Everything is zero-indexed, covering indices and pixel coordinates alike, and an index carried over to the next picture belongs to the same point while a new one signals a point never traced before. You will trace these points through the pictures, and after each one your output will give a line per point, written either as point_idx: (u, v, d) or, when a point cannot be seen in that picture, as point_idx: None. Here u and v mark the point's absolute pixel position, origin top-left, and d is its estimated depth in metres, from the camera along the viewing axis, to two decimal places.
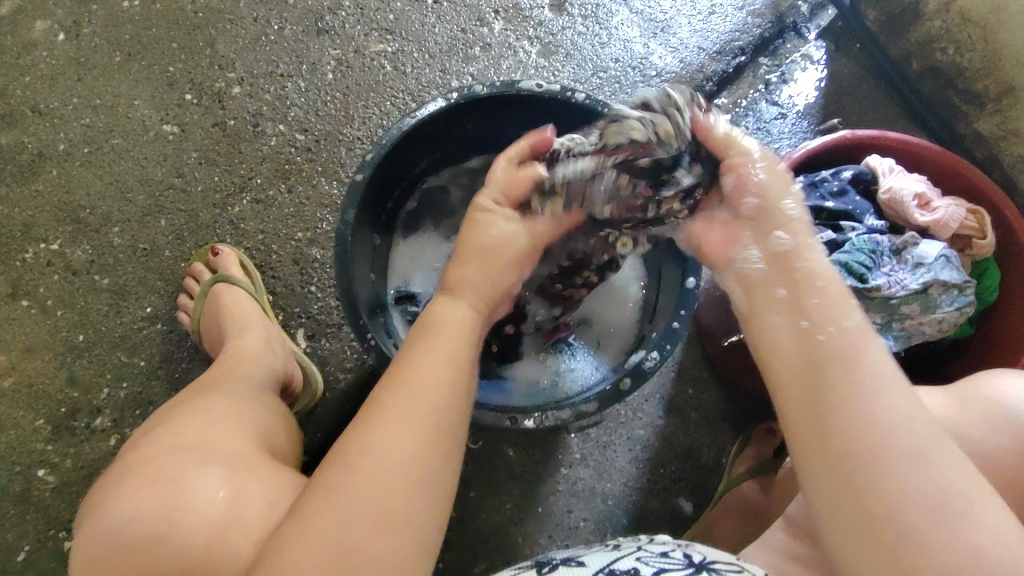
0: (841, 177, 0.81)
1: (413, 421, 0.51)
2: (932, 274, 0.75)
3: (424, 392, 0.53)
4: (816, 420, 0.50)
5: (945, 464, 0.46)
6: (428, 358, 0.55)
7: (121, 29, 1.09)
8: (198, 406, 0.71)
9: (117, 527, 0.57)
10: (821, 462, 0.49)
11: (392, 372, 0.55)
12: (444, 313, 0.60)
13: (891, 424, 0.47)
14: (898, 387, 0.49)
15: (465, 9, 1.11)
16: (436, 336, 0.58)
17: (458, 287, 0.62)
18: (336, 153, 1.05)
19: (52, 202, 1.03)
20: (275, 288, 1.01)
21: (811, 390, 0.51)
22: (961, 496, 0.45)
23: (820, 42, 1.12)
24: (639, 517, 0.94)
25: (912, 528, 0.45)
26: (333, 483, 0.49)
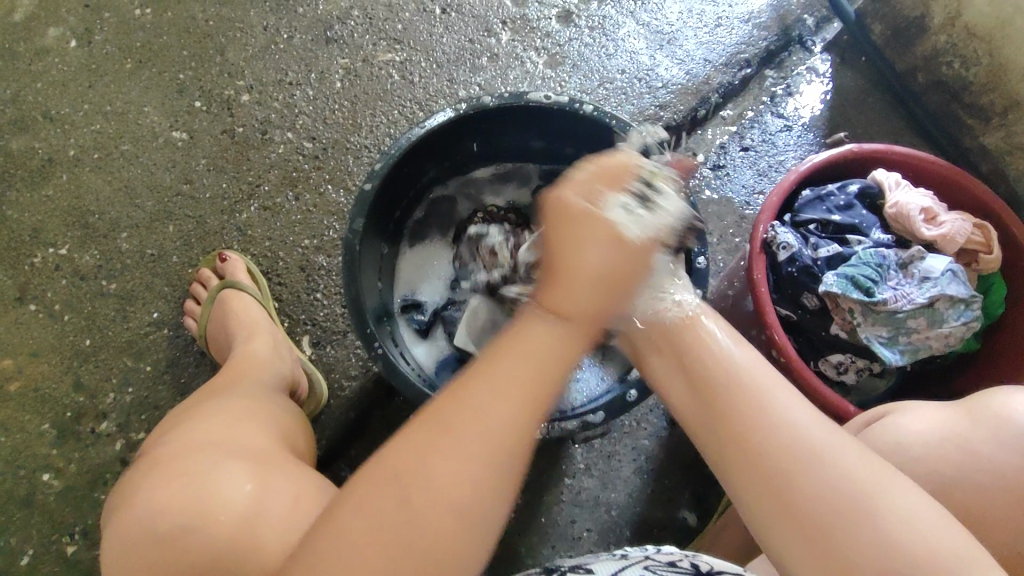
0: (848, 191, 0.82)
1: (495, 414, 0.47)
2: (938, 288, 0.75)
3: (514, 375, 0.49)
4: (738, 456, 0.49)
5: (837, 452, 0.46)
6: (501, 362, 0.50)
7: (132, 37, 1.10)
8: (220, 405, 0.71)
9: (142, 519, 0.57)
10: (759, 502, 0.47)
11: (479, 364, 0.51)
12: (535, 333, 0.52)
13: (790, 432, 0.47)
14: (792, 401, 0.50)
15: (472, 19, 1.11)
16: (511, 350, 0.51)
17: (559, 304, 0.53)
18: (343, 161, 1.06)
19: (61, 206, 1.04)
20: (281, 295, 1.01)
21: (738, 446, 0.49)
22: (881, 490, 0.44)
23: (826, 55, 1.12)
24: (643, 528, 0.94)
25: (850, 526, 0.43)
26: (401, 489, 0.45)
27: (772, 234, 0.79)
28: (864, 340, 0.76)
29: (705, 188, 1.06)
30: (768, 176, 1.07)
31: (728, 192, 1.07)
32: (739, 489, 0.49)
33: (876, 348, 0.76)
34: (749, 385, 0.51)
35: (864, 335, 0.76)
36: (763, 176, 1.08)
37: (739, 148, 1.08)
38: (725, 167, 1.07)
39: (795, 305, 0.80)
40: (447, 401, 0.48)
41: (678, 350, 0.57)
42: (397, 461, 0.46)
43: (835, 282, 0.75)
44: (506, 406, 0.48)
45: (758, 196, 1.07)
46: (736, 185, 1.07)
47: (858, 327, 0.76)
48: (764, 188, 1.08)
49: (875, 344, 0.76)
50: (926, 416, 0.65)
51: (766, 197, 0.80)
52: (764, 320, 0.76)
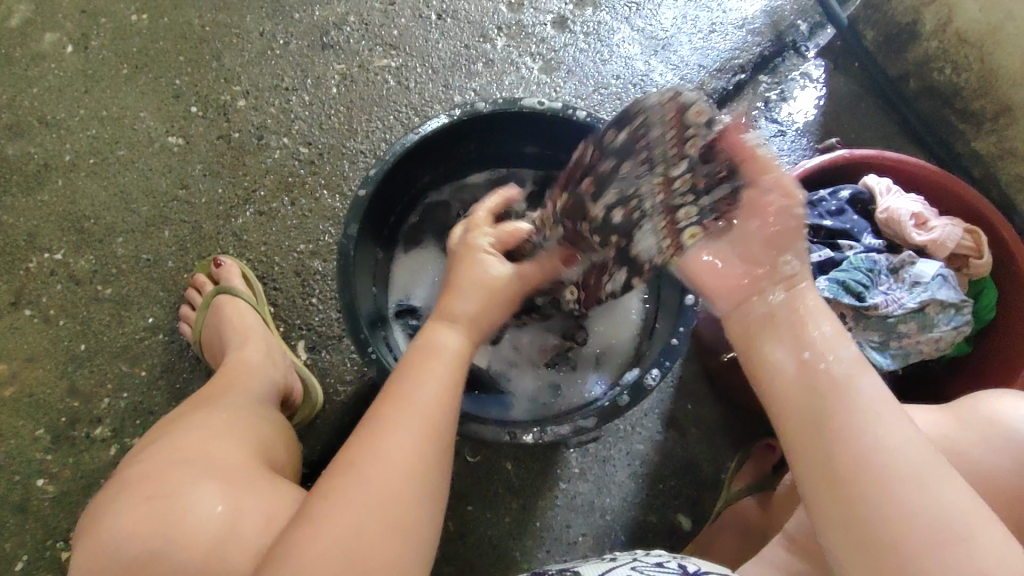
0: (839, 197, 0.82)
1: (417, 408, 0.55)
2: (929, 293, 0.75)
3: (436, 375, 0.58)
4: (808, 446, 0.52)
5: (926, 471, 0.48)
6: (415, 379, 0.57)
7: (128, 42, 1.11)
8: (198, 420, 0.71)
9: (119, 542, 0.57)
10: (824, 499, 0.50)
11: (398, 375, 0.59)
12: (438, 337, 0.63)
13: (880, 443, 0.49)
14: (886, 408, 0.51)
15: (468, 25, 1.12)
16: (421, 355, 0.60)
17: (455, 310, 0.64)
18: (339, 166, 1.06)
19: (57, 211, 1.04)
20: (277, 300, 1.01)
21: (806, 433, 0.52)
22: (964, 514, 0.46)
23: (820, 61, 1.13)
24: (637, 532, 0.94)
25: (875, 500, 0.47)
26: (340, 485, 0.51)
27: None
28: (856, 345, 0.76)
29: None
30: None
31: None
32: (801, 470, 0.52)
33: (867, 353, 0.76)
34: (846, 390, 0.52)
35: (855, 340, 0.76)
36: None
37: None
38: None
39: None
40: (378, 406, 0.56)
41: (795, 336, 0.56)
42: (345, 467, 0.52)
43: (827, 288, 0.75)
44: (413, 424, 0.54)
45: None
46: None
47: (850, 331, 0.76)
48: None
49: (867, 348, 0.76)
50: (913, 418, 0.66)
51: None
52: None
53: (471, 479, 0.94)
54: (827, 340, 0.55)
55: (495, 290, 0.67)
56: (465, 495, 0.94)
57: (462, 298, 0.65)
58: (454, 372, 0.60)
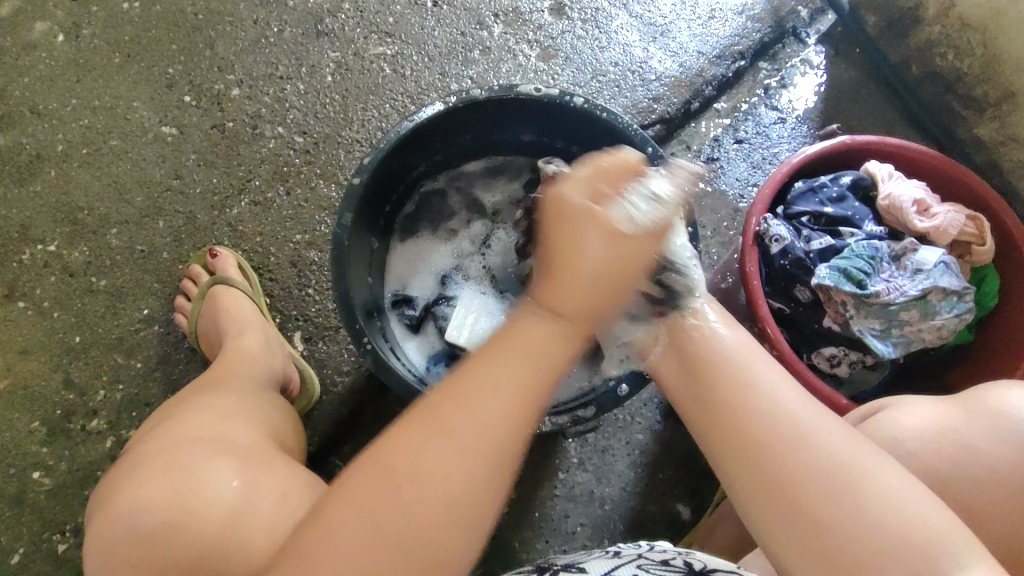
0: (840, 182, 0.81)
1: (485, 401, 0.49)
2: (931, 281, 0.74)
3: (507, 370, 0.50)
4: (729, 458, 0.52)
5: (838, 446, 0.48)
6: (505, 371, 0.50)
7: (119, 31, 1.09)
8: (210, 398, 0.71)
9: (127, 518, 0.56)
10: (760, 502, 0.49)
11: (465, 369, 0.51)
12: (525, 333, 0.51)
13: (792, 416, 0.50)
14: (801, 407, 0.51)
15: (464, 12, 1.10)
16: (498, 349, 0.51)
17: (562, 303, 0.52)
18: (335, 155, 1.05)
19: (49, 202, 1.03)
20: (273, 291, 1.00)
21: (736, 446, 0.51)
22: (856, 473, 0.46)
23: (820, 47, 1.12)
24: (637, 522, 0.94)
25: (825, 500, 0.46)
26: (431, 435, 0.48)
27: (763, 227, 0.78)
28: (857, 333, 0.75)
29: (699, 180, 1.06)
30: (762, 169, 1.06)
31: (723, 185, 1.06)
32: (736, 483, 0.51)
33: (868, 341, 0.75)
34: (753, 385, 0.53)
35: (856, 328, 0.75)
36: (757, 169, 1.07)
37: (733, 140, 1.07)
38: (719, 160, 1.07)
39: (787, 298, 0.80)
40: (440, 402, 0.49)
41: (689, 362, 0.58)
42: (390, 458, 0.48)
43: (827, 275, 0.75)
44: (496, 408, 0.49)
45: (752, 188, 1.06)
46: (730, 178, 1.06)
47: (851, 319, 0.75)
48: (758, 181, 1.07)
49: (868, 336, 0.75)
50: (917, 413, 0.65)
51: (757, 190, 0.80)
52: (756, 313, 0.76)
53: None
54: (726, 337, 0.58)
55: (605, 275, 0.52)
56: None
57: (575, 287, 0.52)
58: (532, 378, 0.50)
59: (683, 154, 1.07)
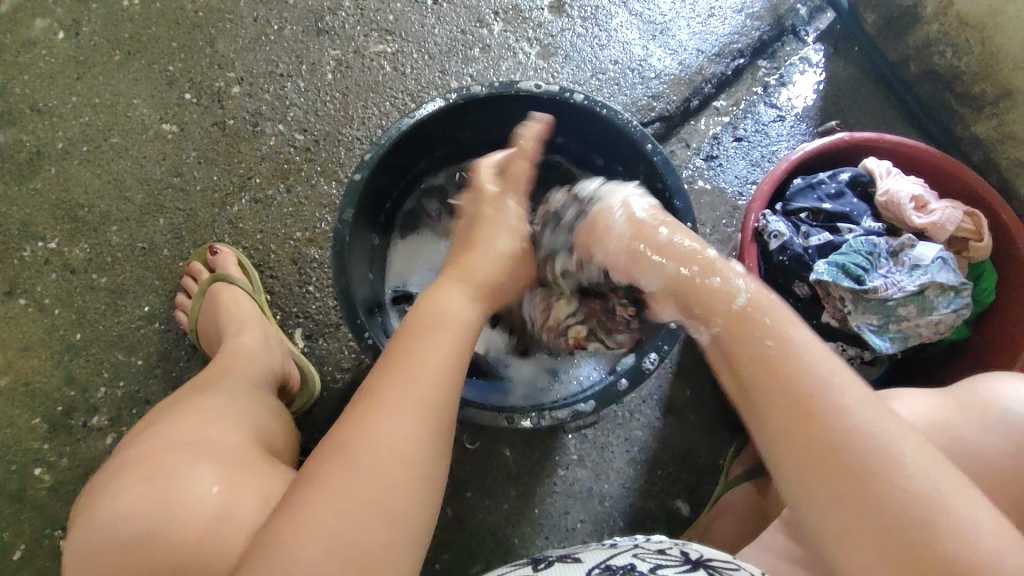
0: (838, 179, 0.82)
1: (429, 376, 0.54)
2: (928, 276, 0.75)
3: (433, 346, 0.56)
4: (795, 452, 0.48)
5: (931, 475, 0.45)
6: (423, 347, 0.56)
7: (120, 28, 1.09)
8: (196, 403, 0.71)
9: (109, 524, 0.57)
10: (824, 500, 0.46)
11: (394, 346, 0.57)
12: (444, 303, 0.60)
13: (873, 429, 0.46)
14: (876, 411, 0.47)
15: (465, 10, 1.11)
16: (425, 320, 0.59)
17: (465, 279, 0.63)
18: (335, 153, 1.05)
19: (50, 199, 1.03)
20: (274, 288, 1.01)
21: (801, 435, 0.47)
22: (948, 497, 0.44)
23: (819, 45, 1.12)
24: (636, 518, 0.94)
25: (914, 521, 0.44)
26: (358, 420, 0.51)
27: (762, 224, 0.79)
28: (855, 328, 0.76)
29: (698, 178, 1.06)
30: (761, 167, 1.07)
31: (722, 183, 1.06)
32: (799, 474, 0.48)
33: (866, 336, 0.76)
34: (825, 385, 0.48)
35: (855, 324, 0.76)
36: (756, 167, 1.07)
37: (732, 138, 1.08)
38: (718, 158, 1.07)
39: (786, 294, 0.80)
40: (381, 380, 0.54)
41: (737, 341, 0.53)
42: (340, 445, 0.50)
43: (825, 271, 0.75)
44: (420, 385, 0.53)
45: (751, 186, 1.07)
46: (729, 176, 1.07)
47: (849, 315, 0.76)
48: (757, 178, 1.07)
49: (866, 332, 0.76)
50: (913, 404, 0.66)
51: (756, 186, 0.80)
52: None
53: (469, 466, 0.94)
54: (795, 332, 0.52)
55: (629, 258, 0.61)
56: (464, 482, 0.94)
57: (481, 265, 0.65)
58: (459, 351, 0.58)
59: (682, 151, 1.07)
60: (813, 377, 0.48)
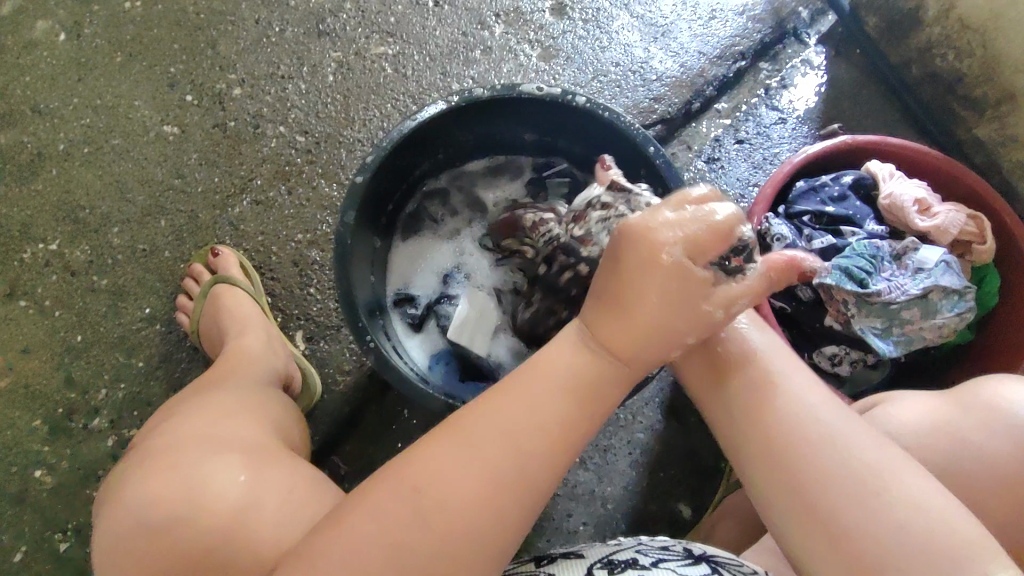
0: (842, 182, 0.81)
1: (502, 423, 0.50)
2: (932, 279, 0.74)
3: (530, 403, 0.51)
4: (750, 448, 0.54)
5: (873, 459, 0.50)
6: (519, 401, 0.51)
7: (121, 30, 1.09)
8: (217, 396, 0.72)
9: (136, 511, 0.57)
10: (778, 500, 0.52)
11: (490, 391, 0.53)
12: (572, 355, 0.52)
13: (811, 422, 0.53)
14: (818, 399, 0.54)
15: (466, 12, 1.11)
16: (531, 371, 0.52)
17: (613, 340, 0.52)
18: (337, 155, 1.05)
19: (51, 201, 1.03)
20: (275, 290, 1.00)
21: (758, 436, 0.54)
22: (888, 481, 0.49)
23: (820, 47, 1.12)
24: (638, 522, 0.94)
25: (868, 514, 0.48)
26: (453, 440, 0.50)
27: (765, 226, 0.78)
28: (858, 332, 0.76)
29: (700, 181, 1.06)
30: (763, 169, 1.07)
31: (723, 185, 1.06)
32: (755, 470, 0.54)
33: (870, 340, 0.75)
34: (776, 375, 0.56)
35: (858, 327, 0.76)
36: (758, 169, 1.07)
37: (734, 141, 1.08)
38: (719, 160, 1.07)
39: (789, 297, 0.80)
40: (461, 416, 0.52)
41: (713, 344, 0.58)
42: (401, 476, 0.49)
43: (829, 274, 0.75)
44: (507, 441, 0.50)
45: (752, 188, 1.07)
46: (730, 178, 1.07)
47: (852, 318, 0.76)
48: (759, 180, 1.07)
49: (869, 336, 0.75)
50: (912, 407, 0.65)
51: (760, 189, 0.80)
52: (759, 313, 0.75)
53: None
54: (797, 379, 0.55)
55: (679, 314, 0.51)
56: None
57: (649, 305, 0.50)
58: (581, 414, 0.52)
59: (684, 154, 1.07)
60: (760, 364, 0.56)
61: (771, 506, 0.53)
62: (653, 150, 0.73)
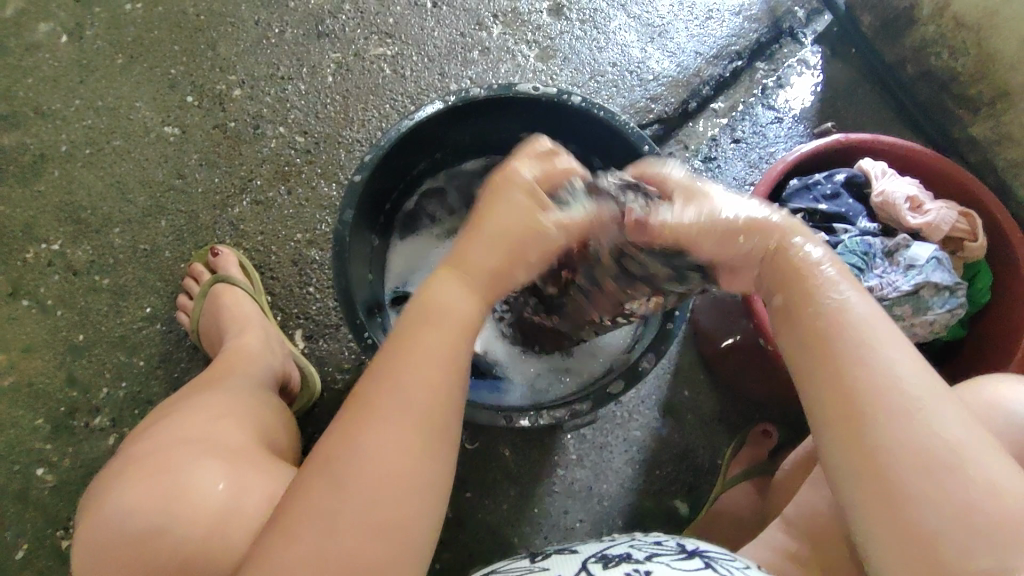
0: (835, 180, 0.82)
1: (411, 390, 0.49)
2: (924, 276, 0.75)
3: (430, 350, 0.51)
4: (831, 408, 0.51)
5: (957, 432, 0.48)
6: (416, 348, 0.51)
7: (122, 32, 1.10)
8: (204, 401, 0.72)
9: (120, 520, 0.58)
10: (850, 452, 0.50)
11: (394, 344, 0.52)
12: (441, 291, 0.54)
13: (905, 390, 0.49)
14: (909, 363, 0.51)
15: (464, 13, 1.12)
16: (427, 316, 0.53)
17: (465, 260, 0.55)
18: (336, 155, 1.06)
19: (53, 202, 1.04)
20: (274, 289, 1.01)
21: (841, 399, 0.50)
22: (960, 452, 0.47)
23: (817, 47, 1.13)
24: (635, 519, 0.95)
25: (935, 486, 0.47)
26: (356, 433, 0.48)
27: None
28: None
29: None
30: (759, 168, 1.07)
31: (720, 184, 1.07)
32: (826, 420, 0.51)
33: None
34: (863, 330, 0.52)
35: None
36: (754, 168, 1.08)
37: (730, 140, 1.08)
38: (716, 159, 1.08)
39: None
40: (370, 389, 0.50)
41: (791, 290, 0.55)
42: (324, 461, 0.48)
43: None
44: (415, 387, 0.50)
45: (749, 187, 1.07)
46: (727, 177, 1.07)
47: None
48: (755, 179, 1.08)
49: None
50: None
51: (753, 187, 0.81)
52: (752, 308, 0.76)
53: (469, 466, 0.94)
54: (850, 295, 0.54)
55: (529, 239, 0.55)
56: (463, 482, 0.94)
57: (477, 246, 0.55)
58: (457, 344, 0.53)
59: (680, 153, 1.08)
60: (846, 318, 0.52)
61: (835, 461, 0.51)
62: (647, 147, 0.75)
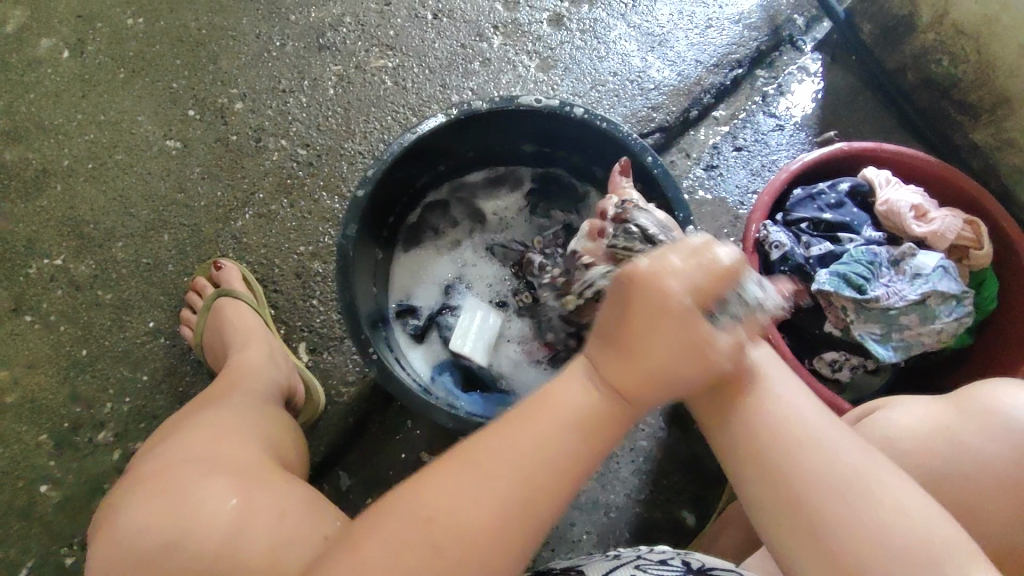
0: (838, 189, 0.82)
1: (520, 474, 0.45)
2: (929, 285, 0.75)
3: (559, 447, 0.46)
4: (729, 438, 0.51)
5: (850, 453, 0.47)
6: (525, 444, 0.46)
7: (124, 46, 1.11)
8: (210, 416, 0.72)
9: (131, 537, 0.57)
10: (750, 480, 0.49)
11: (527, 417, 0.47)
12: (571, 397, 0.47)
13: (796, 420, 0.49)
14: (796, 388, 0.52)
15: (464, 24, 1.12)
16: (553, 417, 0.46)
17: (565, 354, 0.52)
18: (338, 167, 1.06)
19: (55, 217, 1.04)
20: (277, 302, 1.01)
21: (735, 429, 0.51)
22: (856, 470, 0.46)
23: (817, 54, 1.13)
24: (641, 530, 0.94)
25: (830, 512, 0.45)
26: (453, 495, 0.45)
27: (763, 234, 0.79)
28: (858, 337, 0.76)
29: (699, 188, 1.07)
30: (761, 176, 1.07)
31: (722, 193, 1.07)
32: (727, 449, 0.52)
33: (869, 346, 0.76)
34: (755, 370, 0.53)
35: (857, 332, 0.76)
36: (756, 176, 1.08)
37: (732, 148, 1.09)
38: (718, 168, 1.08)
39: None
40: (482, 459, 0.46)
41: None
42: (405, 528, 0.45)
43: (827, 280, 0.75)
44: (560, 442, 0.46)
45: (752, 195, 1.07)
46: (728, 186, 1.07)
47: (852, 324, 0.76)
48: (757, 187, 1.08)
49: (869, 341, 0.76)
50: (913, 410, 0.66)
51: (756, 197, 0.81)
52: None
53: None
54: None
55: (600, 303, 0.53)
56: None
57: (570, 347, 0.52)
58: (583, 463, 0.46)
59: (683, 161, 1.08)
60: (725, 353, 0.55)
61: (741, 488, 0.50)
62: (650, 159, 0.74)
